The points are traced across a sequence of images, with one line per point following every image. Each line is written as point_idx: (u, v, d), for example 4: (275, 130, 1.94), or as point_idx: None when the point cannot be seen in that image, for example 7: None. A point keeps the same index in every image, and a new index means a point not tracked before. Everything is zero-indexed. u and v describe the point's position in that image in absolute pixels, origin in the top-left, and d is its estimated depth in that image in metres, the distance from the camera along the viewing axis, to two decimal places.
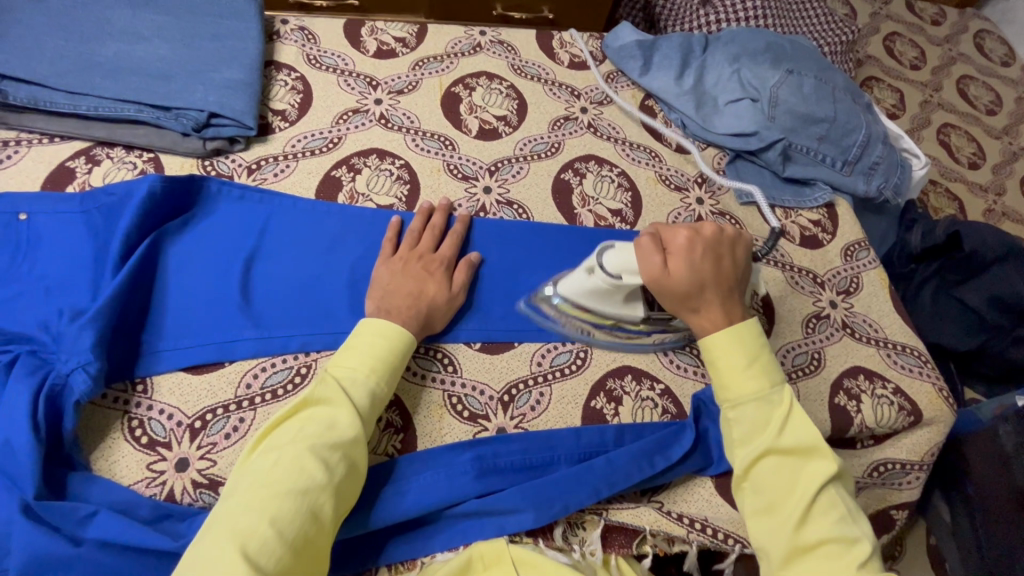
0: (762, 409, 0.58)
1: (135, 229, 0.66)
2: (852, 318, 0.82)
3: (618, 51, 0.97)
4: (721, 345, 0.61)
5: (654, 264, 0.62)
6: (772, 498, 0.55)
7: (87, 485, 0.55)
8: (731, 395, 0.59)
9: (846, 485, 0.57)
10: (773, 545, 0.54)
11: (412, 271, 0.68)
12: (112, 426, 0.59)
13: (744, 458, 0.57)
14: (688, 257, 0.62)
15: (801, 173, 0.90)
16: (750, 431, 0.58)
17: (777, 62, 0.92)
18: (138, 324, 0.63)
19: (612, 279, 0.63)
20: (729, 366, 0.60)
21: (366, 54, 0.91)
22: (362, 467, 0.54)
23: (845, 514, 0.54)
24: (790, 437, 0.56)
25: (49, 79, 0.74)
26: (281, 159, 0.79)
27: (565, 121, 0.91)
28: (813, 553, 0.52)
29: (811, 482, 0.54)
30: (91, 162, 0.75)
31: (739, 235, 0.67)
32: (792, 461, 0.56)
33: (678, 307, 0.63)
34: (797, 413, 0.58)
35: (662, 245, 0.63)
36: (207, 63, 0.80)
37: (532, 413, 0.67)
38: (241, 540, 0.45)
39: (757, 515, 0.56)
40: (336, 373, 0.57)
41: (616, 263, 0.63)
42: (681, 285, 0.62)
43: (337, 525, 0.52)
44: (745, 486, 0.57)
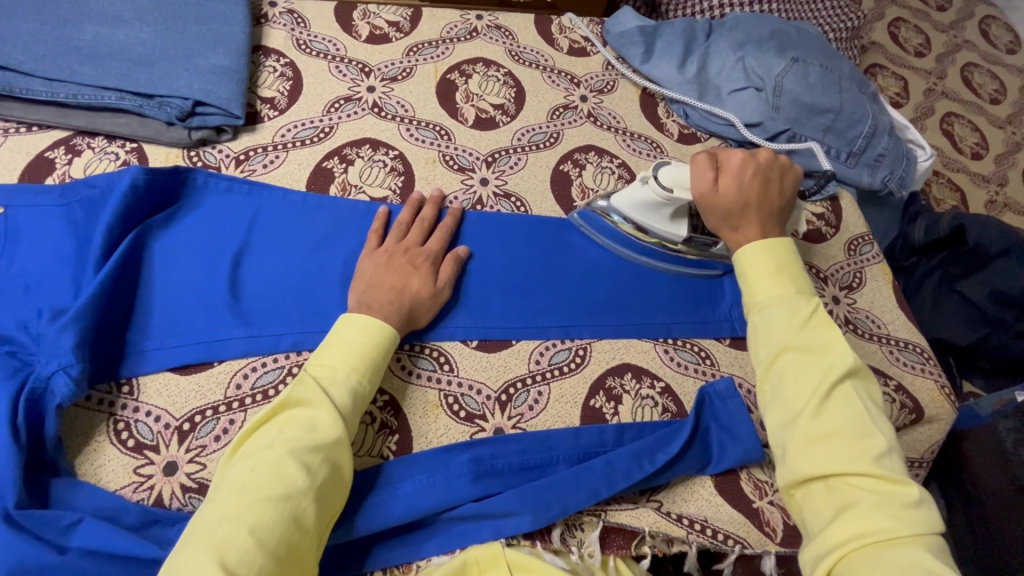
0: (786, 308, 0.57)
1: (118, 223, 0.63)
2: (855, 314, 0.80)
3: (619, 37, 0.94)
4: (751, 255, 0.61)
5: (705, 181, 0.65)
6: (789, 393, 0.53)
7: (72, 491, 0.53)
8: (757, 297, 0.59)
9: (871, 389, 0.54)
10: (786, 438, 0.52)
11: (397, 265, 0.66)
12: (98, 429, 0.57)
13: (767, 354, 0.56)
14: (737, 176, 0.65)
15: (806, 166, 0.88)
16: (772, 328, 0.57)
17: (782, 50, 0.89)
18: (124, 322, 0.61)
19: (664, 192, 0.68)
20: (754, 271, 0.60)
21: (358, 39, 0.88)
22: (345, 469, 0.53)
23: (863, 410, 0.51)
24: (807, 336, 0.55)
25: (26, 65, 0.71)
26: (271, 150, 0.76)
27: (564, 110, 0.88)
28: (827, 445, 0.50)
29: (830, 375, 0.52)
30: (71, 152, 0.71)
31: (790, 167, 0.69)
32: (811, 358, 0.54)
33: (720, 223, 0.65)
34: (822, 313, 0.57)
35: (716, 164, 0.67)
36: (192, 48, 0.76)
37: (530, 413, 0.65)
38: (219, 552, 0.43)
39: (773, 411, 0.54)
40: (316, 373, 0.56)
41: (671, 178, 0.68)
42: (725, 201, 0.64)
43: (322, 530, 0.50)
44: (766, 386, 0.55)
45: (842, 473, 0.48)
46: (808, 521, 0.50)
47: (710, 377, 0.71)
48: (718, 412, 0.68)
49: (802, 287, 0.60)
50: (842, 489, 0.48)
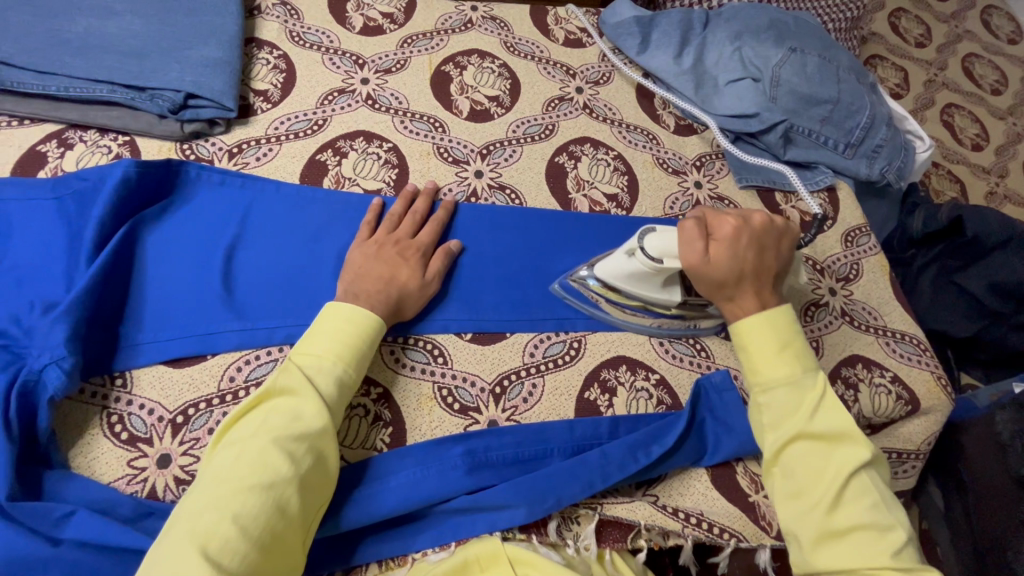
0: (792, 394, 0.58)
1: (110, 217, 0.63)
2: (851, 306, 0.80)
3: (615, 28, 0.94)
4: (751, 329, 0.61)
5: (698, 250, 0.62)
6: (804, 483, 0.55)
7: (66, 484, 0.53)
8: (760, 379, 0.60)
9: (880, 472, 0.57)
10: (802, 528, 0.54)
11: (386, 256, 0.65)
12: (91, 422, 0.57)
13: (776, 442, 0.57)
14: (729, 244, 0.63)
15: (802, 157, 0.88)
16: (779, 415, 0.58)
17: (779, 40, 0.88)
18: (117, 316, 0.61)
19: (653, 263, 0.63)
20: (759, 350, 0.60)
21: (352, 31, 0.87)
22: (331, 458, 0.53)
23: (879, 501, 0.53)
24: (822, 423, 0.56)
25: (18, 58, 0.70)
26: (264, 142, 0.76)
27: (560, 102, 0.88)
28: (845, 538, 0.52)
29: (845, 467, 0.54)
30: (64, 146, 0.71)
31: (786, 229, 0.67)
32: (823, 446, 0.56)
33: (713, 293, 0.64)
34: (829, 397, 0.58)
35: (706, 231, 0.64)
36: (184, 41, 0.76)
37: (524, 405, 0.65)
38: (202, 541, 0.43)
39: (785, 500, 0.56)
40: (300, 363, 0.55)
41: (657, 247, 0.63)
42: (718, 273, 0.62)
43: (308, 520, 0.50)
44: (774, 470, 0.58)
45: (866, 567, 0.51)
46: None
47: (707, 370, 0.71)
48: (714, 404, 0.68)
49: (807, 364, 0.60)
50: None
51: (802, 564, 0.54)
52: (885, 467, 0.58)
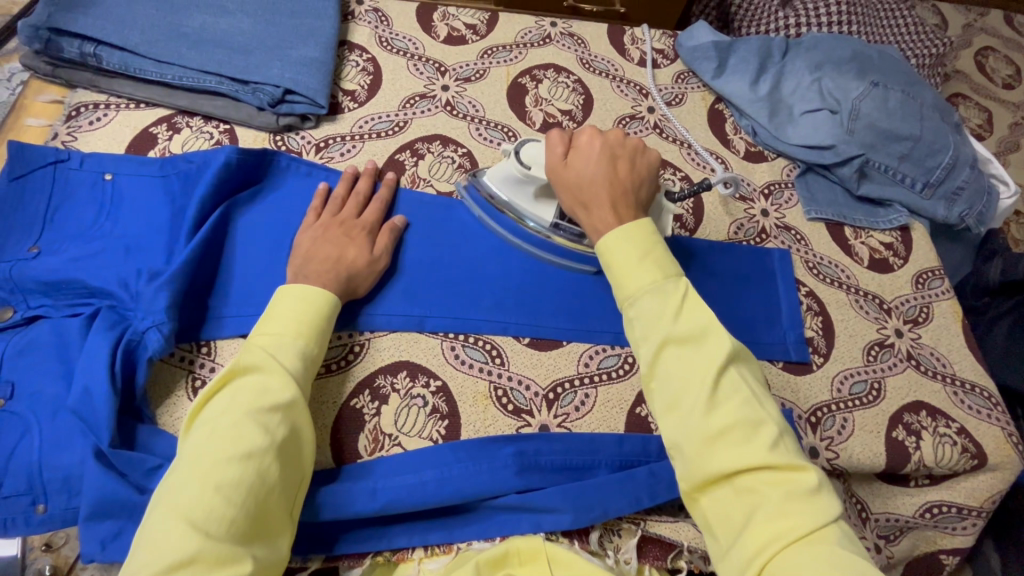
0: (657, 300, 0.55)
1: (210, 197, 0.68)
2: (918, 350, 0.77)
3: (692, 51, 0.94)
4: (611, 245, 0.60)
5: (556, 154, 0.66)
6: (677, 391, 0.52)
7: (154, 437, 0.58)
8: (629, 288, 0.57)
9: (754, 373, 0.55)
10: (684, 439, 0.51)
11: (331, 236, 0.67)
12: (178, 384, 0.62)
13: (647, 353, 0.54)
14: (584, 154, 0.65)
15: (877, 193, 0.86)
16: (648, 323, 0.55)
17: (861, 73, 0.88)
18: (207, 289, 0.66)
19: (523, 166, 0.68)
20: (621, 262, 0.59)
21: (436, 39, 0.92)
22: (304, 428, 0.56)
23: (749, 397, 0.51)
24: (686, 323, 0.54)
25: (141, 47, 0.77)
26: (348, 140, 0.80)
27: (630, 120, 0.89)
28: (722, 442, 0.49)
29: (712, 367, 0.51)
30: (173, 129, 0.77)
31: (646, 148, 0.67)
32: (690, 349, 0.53)
33: (573, 201, 0.65)
34: (691, 298, 0.56)
35: (568, 141, 0.67)
36: (285, 40, 0.82)
37: (576, 413, 0.67)
38: (187, 514, 0.46)
39: (664, 415, 0.53)
40: (262, 342, 0.58)
41: (530, 154, 0.68)
42: (573, 176, 0.65)
43: (289, 487, 0.53)
44: (654, 385, 0.54)
45: (743, 468, 0.48)
46: (718, 522, 0.49)
47: None
48: None
49: (668, 271, 0.58)
50: (749, 486, 0.48)
51: (691, 476, 0.50)
52: (756, 367, 0.56)
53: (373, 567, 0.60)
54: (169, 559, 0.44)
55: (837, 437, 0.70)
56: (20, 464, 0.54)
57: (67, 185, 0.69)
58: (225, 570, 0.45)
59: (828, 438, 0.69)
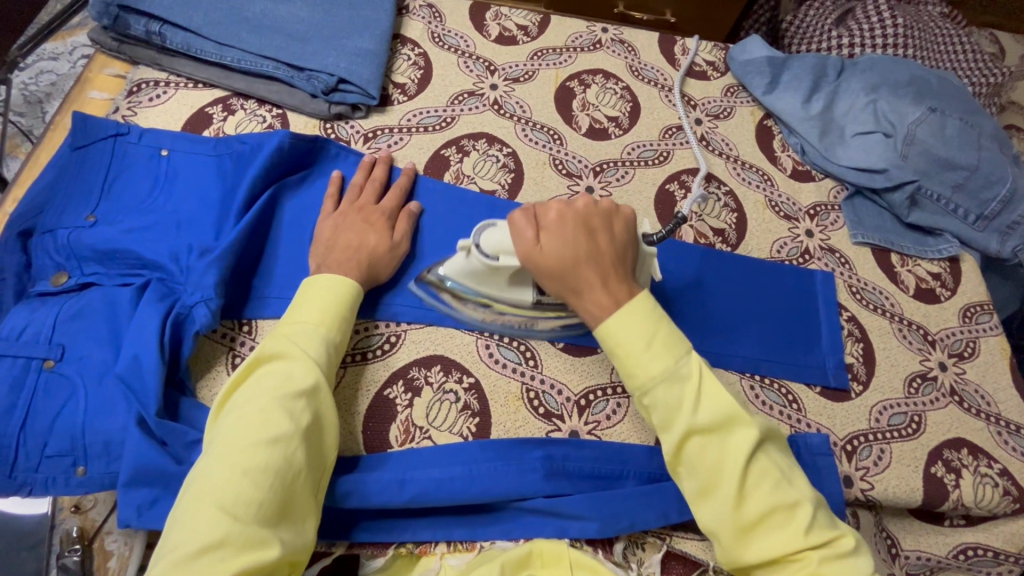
0: (671, 389, 0.53)
1: (262, 179, 0.69)
2: (962, 386, 0.75)
3: (743, 65, 0.93)
4: (615, 326, 0.56)
5: (527, 240, 0.59)
6: (708, 476, 0.52)
7: (194, 410, 0.59)
8: (638, 381, 0.55)
9: (776, 439, 0.55)
10: (719, 528, 0.51)
11: (354, 223, 0.68)
12: (219, 360, 0.63)
13: (671, 442, 0.53)
14: (559, 233, 0.60)
15: (927, 221, 0.83)
16: (667, 413, 0.53)
17: (919, 98, 0.86)
18: (253, 269, 0.67)
19: (488, 261, 0.60)
20: (627, 350, 0.56)
21: (487, 38, 0.92)
22: (328, 415, 0.55)
23: (780, 479, 0.52)
24: (705, 415, 0.52)
25: (204, 29, 0.78)
26: (396, 132, 0.81)
27: (677, 131, 0.88)
28: (760, 528, 0.51)
29: (738, 457, 0.51)
30: (227, 110, 0.79)
31: (617, 209, 0.63)
32: (715, 440, 0.52)
33: (561, 290, 0.60)
34: (708, 380, 0.54)
35: (536, 221, 0.61)
36: (342, 30, 0.83)
37: (607, 421, 0.66)
38: (217, 498, 0.46)
39: (696, 501, 0.53)
40: (286, 330, 0.58)
41: (493, 244, 0.60)
42: (553, 263, 0.59)
43: (315, 473, 0.53)
44: (681, 468, 0.54)
45: (783, 553, 0.50)
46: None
47: (799, 424, 0.69)
48: (808, 464, 0.65)
49: (680, 348, 0.56)
50: (791, 563, 0.50)
51: (730, 561, 0.52)
52: (778, 431, 0.56)
53: (394, 559, 0.59)
54: (200, 543, 0.44)
55: (873, 468, 0.68)
56: (64, 426, 0.56)
57: (124, 158, 0.71)
58: (255, 552, 0.45)
59: (863, 468, 0.68)
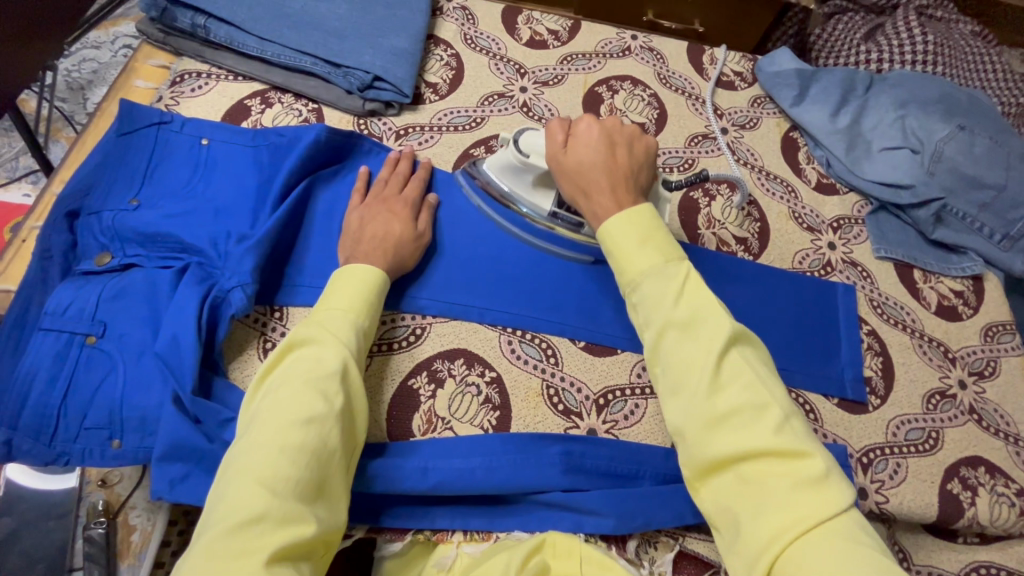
0: (656, 281, 0.55)
1: (298, 171, 0.72)
2: (981, 404, 0.75)
3: (772, 77, 0.94)
4: (614, 226, 0.59)
5: (555, 143, 0.65)
6: (680, 377, 0.51)
7: (227, 390, 0.61)
8: (630, 274, 0.57)
9: (757, 352, 0.54)
10: (686, 424, 0.50)
11: (381, 214, 0.69)
12: (250, 344, 0.65)
13: (649, 338, 0.54)
14: (585, 141, 0.64)
15: (952, 239, 0.83)
16: (649, 307, 0.55)
17: (947, 116, 0.86)
18: (286, 257, 0.69)
19: (521, 155, 0.68)
20: (622, 248, 0.58)
21: (519, 42, 0.94)
22: (359, 399, 0.57)
23: (753, 380, 0.50)
24: (685, 307, 0.53)
25: (247, 24, 0.81)
26: (427, 130, 0.83)
27: (703, 139, 0.89)
28: (727, 424, 0.49)
29: (712, 349, 0.51)
30: (265, 103, 0.81)
31: (642, 134, 0.67)
32: (691, 336, 0.52)
33: (574, 189, 0.64)
34: (693, 281, 0.55)
35: (567, 128, 0.66)
36: (378, 30, 0.85)
37: (624, 422, 0.67)
38: (256, 475, 0.48)
39: (667, 399, 0.52)
40: (319, 317, 0.60)
41: (528, 144, 0.67)
42: (573, 162, 0.64)
43: (347, 454, 0.54)
44: (656, 368, 0.54)
45: (746, 453, 0.47)
46: (725, 513, 0.48)
47: (815, 434, 0.70)
48: None
49: (671, 253, 0.57)
50: (756, 473, 0.47)
51: (693, 461, 0.49)
52: (762, 348, 0.55)
53: (412, 544, 0.62)
54: (241, 517, 0.46)
55: (888, 481, 0.68)
56: (103, 400, 0.58)
57: (167, 145, 0.73)
58: (292, 527, 0.46)
59: (879, 481, 0.68)
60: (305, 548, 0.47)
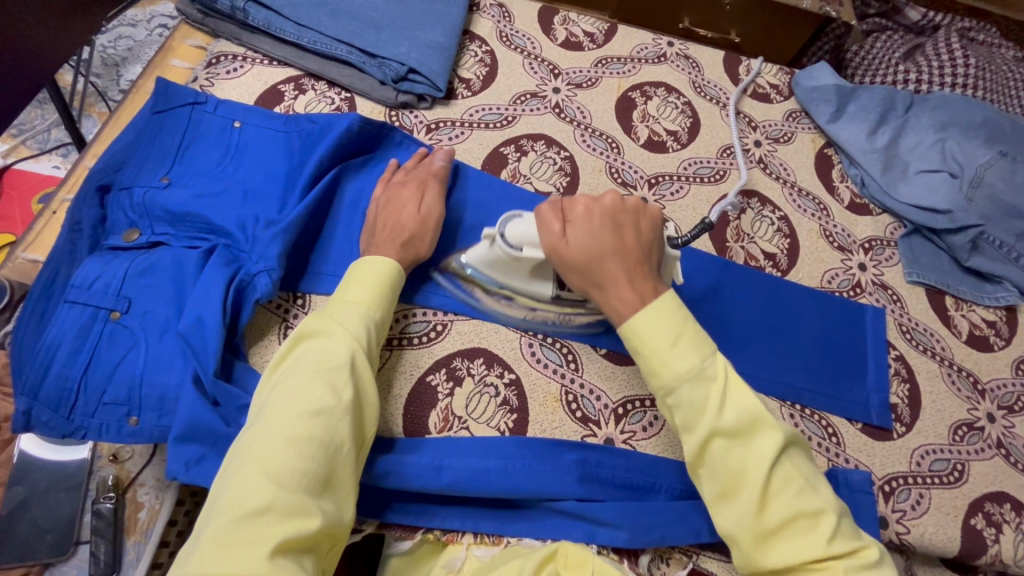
0: (696, 390, 0.51)
1: (328, 159, 0.71)
2: (1010, 439, 0.73)
3: (810, 91, 0.92)
4: (640, 327, 0.55)
5: (552, 232, 0.59)
6: (729, 479, 0.51)
7: (246, 375, 0.61)
8: (662, 380, 0.53)
9: (798, 444, 0.54)
10: (739, 533, 0.50)
11: (394, 200, 0.69)
12: (271, 329, 0.65)
13: (692, 444, 0.52)
14: (584, 226, 0.59)
15: (988, 268, 0.81)
16: (689, 415, 0.52)
17: (989, 141, 0.85)
18: (311, 245, 0.69)
19: (511, 251, 0.61)
20: (652, 351, 0.54)
21: (554, 42, 0.93)
22: (369, 392, 0.56)
23: (805, 485, 0.50)
24: (729, 416, 0.51)
25: (285, 9, 0.81)
26: (458, 125, 0.82)
27: (735, 151, 0.88)
28: (781, 535, 0.49)
29: (762, 459, 0.50)
30: (299, 89, 0.81)
31: (646, 207, 0.62)
32: (739, 443, 0.51)
33: (583, 282, 0.59)
34: (734, 384, 0.52)
35: (562, 214, 0.60)
36: (415, 22, 0.85)
37: (643, 433, 0.66)
38: (263, 465, 0.47)
39: (715, 502, 0.52)
40: (332, 308, 0.59)
41: (517, 234, 0.61)
42: (578, 255, 0.58)
43: (357, 447, 0.53)
44: (701, 470, 0.53)
45: (806, 562, 0.48)
46: None
47: (837, 458, 0.68)
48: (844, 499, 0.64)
49: (703, 350, 0.54)
50: (813, 574, 0.49)
51: (748, 565, 0.50)
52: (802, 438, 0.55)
53: (422, 544, 0.61)
54: (248, 508, 0.45)
55: (910, 511, 0.66)
56: (123, 376, 0.58)
57: (199, 126, 0.73)
58: (299, 520, 0.46)
59: (900, 511, 0.66)
60: (311, 541, 0.46)
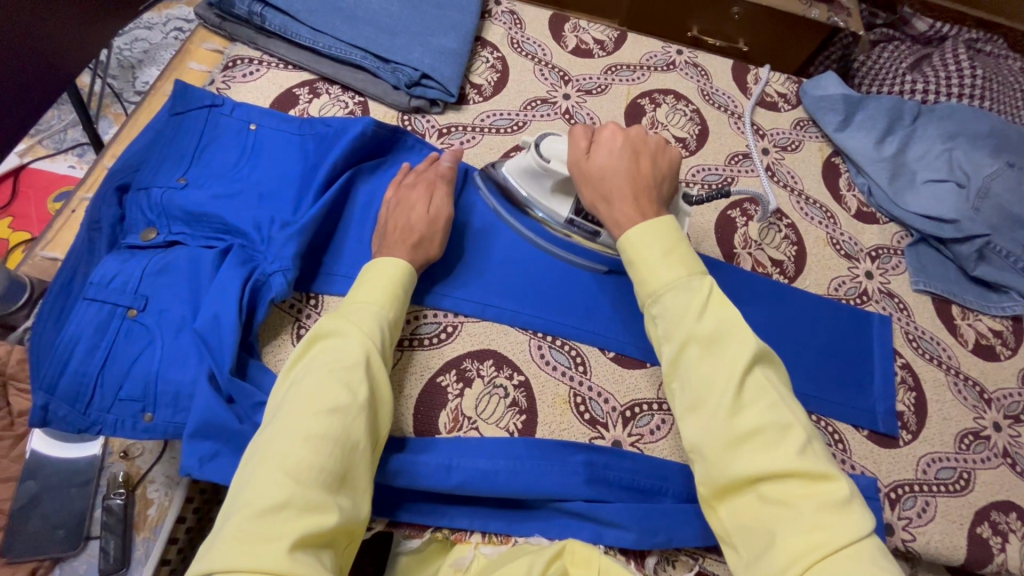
0: (679, 297, 0.53)
1: (342, 161, 0.72)
2: (1016, 449, 0.73)
3: (818, 100, 0.92)
4: (634, 241, 0.56)
5: (578, 148, 0.63)
6: (699, 392, 0.49)
7: (261, 373, 0.61)
8: (650, 289, 0.55)
9: (777, 371, 0.52)
10: (705, 442, 0.48)
11: (404, 202, 0.70)
12: (284, 329, 0.66)
13: (669, 351, 0.52)
14: (606, 148, 0.62)
15: (994, 277, 0.82)
16: (671, 321, 0.52)
17: (996, 152, 0.85)
18: (325, 246, 0.70)
19: (541, 162, 0.66)
20: (644, 261, 0.56)
21: (565, 49, 0.94)
22: (383, 390, 0.57)
23: (774, 402, 0.48)
24: (709, 323, 0.51)
25: (301, 15, 0.83)
26: (470, 130, 0.84)
27: (743, 158, 0.89)
28: (749, 445, 0.47)
29: (737, 365, 0.49)
30: (313, 93, 0.82)
31: (668, 146, 0.64)
32: (715, 352, 0.50)
33: (597, 198, 0.62)
34: (718, 298, 0.52)
35: (591, 135, 0.64)
36: (429, 29, 0.86)
37: (650, 436, 0.66)
38: (280, 462, 0.48)
39: (684, 413, 0.50)
40: (346, 309, 0.60)
41: (551, 149, 0.66)
42: (595, 171, 0.62)
43: (372, 445, 0.54)
44: (675, 383, 0.52)
45: (769, 473, 0.45)
46: (745, 541, 0.47)
47: (843, 465, 0.68)
48: None
49: (694, 267, 0.55)
50: (778, 497, 0.45)
51: (710, 482, 0.48)
52: (783, 368, 0.53)
53: (430, 542, 0.62)
54: (266, 504, 0.46)
55: (916, 519, 0.66)
56: (140, 372, 0.59)
57: (216, 128, 0.74)
58: (316, 516, 0.46)
59: (906, 518, 0.66)
60: (328, 538, 0.47)
